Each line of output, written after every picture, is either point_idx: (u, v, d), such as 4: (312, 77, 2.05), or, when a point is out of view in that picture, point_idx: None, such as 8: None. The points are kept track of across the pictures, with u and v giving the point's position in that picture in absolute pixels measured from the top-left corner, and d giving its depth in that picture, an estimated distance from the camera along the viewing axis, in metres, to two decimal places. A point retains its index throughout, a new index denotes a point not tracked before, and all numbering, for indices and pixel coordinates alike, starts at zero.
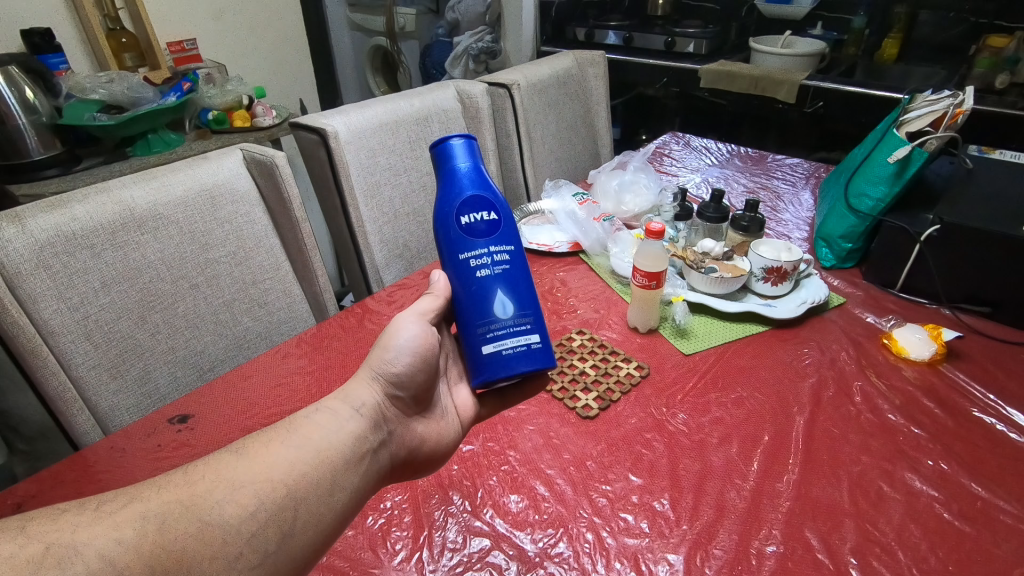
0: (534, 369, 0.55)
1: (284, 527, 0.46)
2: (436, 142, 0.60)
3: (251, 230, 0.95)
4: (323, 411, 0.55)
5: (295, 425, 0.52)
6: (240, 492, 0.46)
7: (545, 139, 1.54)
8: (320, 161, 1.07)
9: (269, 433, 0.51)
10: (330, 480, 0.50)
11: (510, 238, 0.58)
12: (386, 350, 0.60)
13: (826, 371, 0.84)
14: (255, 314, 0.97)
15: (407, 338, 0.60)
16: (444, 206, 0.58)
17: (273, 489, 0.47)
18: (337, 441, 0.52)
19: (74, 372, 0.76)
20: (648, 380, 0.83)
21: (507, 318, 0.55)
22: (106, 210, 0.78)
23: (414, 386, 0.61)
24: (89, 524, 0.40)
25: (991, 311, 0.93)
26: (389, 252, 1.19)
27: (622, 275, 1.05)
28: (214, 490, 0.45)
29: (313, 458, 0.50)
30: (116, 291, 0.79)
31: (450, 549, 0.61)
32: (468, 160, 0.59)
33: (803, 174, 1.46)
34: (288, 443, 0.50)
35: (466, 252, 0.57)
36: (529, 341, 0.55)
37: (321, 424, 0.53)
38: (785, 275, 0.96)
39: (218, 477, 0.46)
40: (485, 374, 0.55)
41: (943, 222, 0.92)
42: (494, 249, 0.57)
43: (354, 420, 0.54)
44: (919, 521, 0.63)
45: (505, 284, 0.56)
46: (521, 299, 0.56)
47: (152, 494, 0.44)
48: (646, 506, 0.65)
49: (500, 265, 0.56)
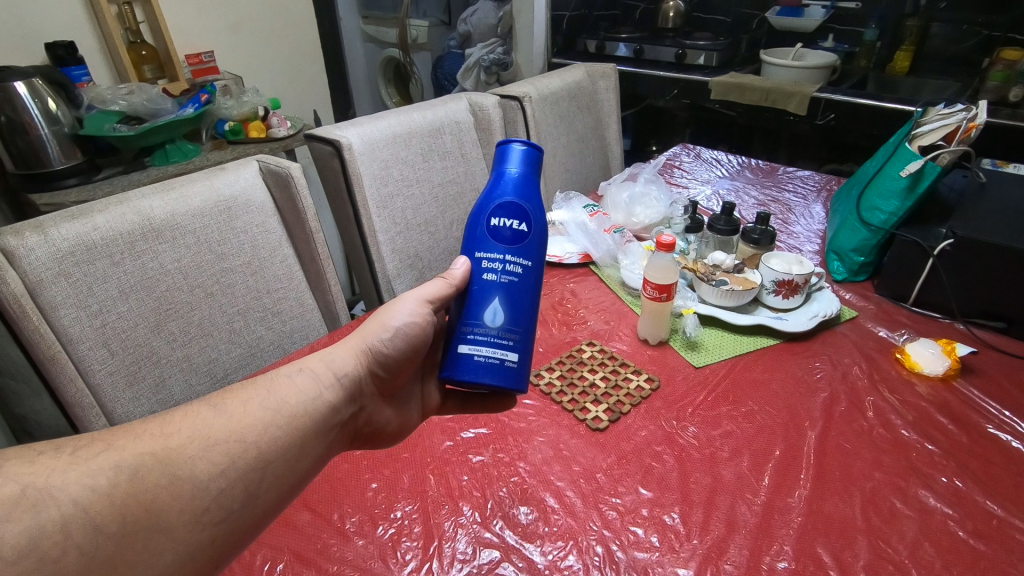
0: (498, 387, 0.55)
1: (250, 487, 0.48)
2: (500, 142, 0.62)
3: (265, 239, 0.96)
4: (305, 373, 0.56)
5: (274, 385, 0.53)
6: (213, 449, 0.47)
7: (556, 150, 1.55)
8: (334, 171, 1.08)
9: (248, 389, 0.52)
10: (299, 447, 0.52)
11: (533, 255, 0.58)
12: (382, 327, 0.62)
13: (838, 386, 0.84)
14: (269, 323, 0.98)
15: (401, 322, 0.62)
16: (482, 201, 0.59)
17: (245, 450, 0.48)
18: (313, 409, 0.54)
19: (91, 380, 0.78)
20: (659, 393, 0.83)
21: (494, 329, 0.55)
22: (125, 220, 0.80)
23: (395, 364, 0.63)
24: (65, 467, 0.40)
25: (1005, 327, 0.92)
26: (401, 262, 1.19)
27: (633, 286, 1.06)
28: (189, 445, 0.46)
29: (285, 421, 0.51)
30: (133, 299, 0.81)
31: (460, 560, 0.61)
32: (522, 167, 0.60)
33: (814, 186, 1.46)
34: (265, 402, 0.52)
35: (482, 252, 0.57)
36: (505, 360, 0.55)
37: (300, 387, 0.55)
38: (796, 288, 0.96)
39: (195, 431, 0.47)
40: (452, 374, 0.55)
41: (956, 236, 0.91)
42: (511, 260, 0.57)
43: (331, 390, 0.56)
44: (934, 539, 0.62)
45: (507, 296, 0.56)
46: (514, 315, 0.56)
47: (127, 443, 0.44)
48: (657, 520, 0.65)
49: (509, 276, 0.57)
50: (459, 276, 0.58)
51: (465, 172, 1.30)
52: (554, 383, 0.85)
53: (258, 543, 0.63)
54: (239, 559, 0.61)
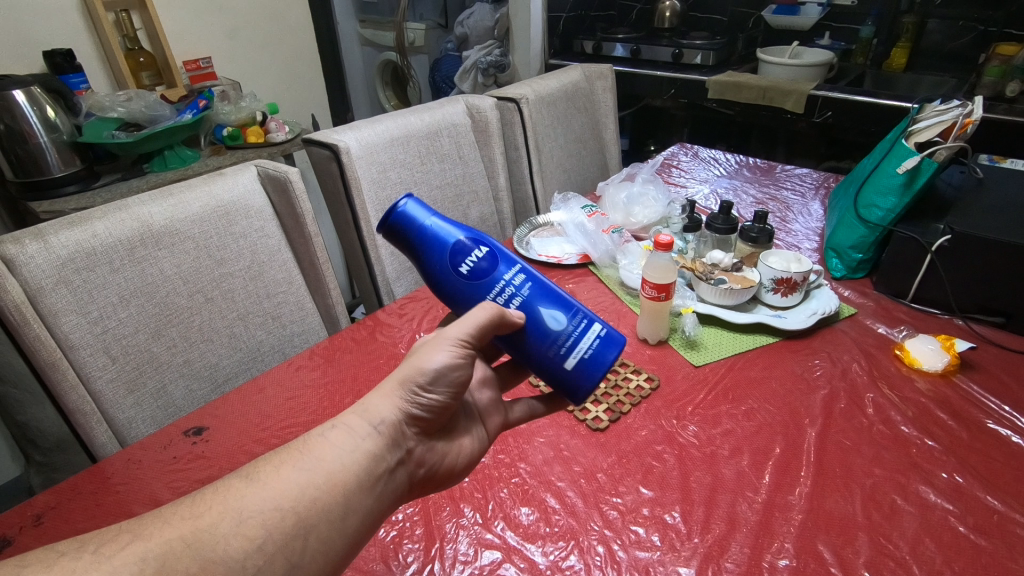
0: (617, 351, 0.57)
1: (293, 558, 0.45)
2: (384, 217, 0.58)
3: (264, 244, 0.96)
4: (340, 429, 0.52)
5: (308, 447, 0.50)
6: (247, 523, 0.45)
7: (554, 151, 1.55)
8: (332, 176, 1.09)
9: (283, 454, 0.50)
10: (342, 507, 0.48)
11: (512, 257, 0.58)
12: (419, 371, 0.53)
13: (837, 383, 0.84)
14: (270, 327, 0.98)
15: (440, 363, 0.53)
16: (436, 268, 0.57)
17: (282, 518, 0.45)
18: (351, 465, 0.50)
19: (92, 386, 0.78)
20: (659, 393, 0.83)
21: (567, 325, 0.56)
22: (125, 227, 0.80)
23: (443, 407, 0.55)
24: (87, 566, 0.40)
25: (1004, 322, 0.92)
26: (401, 265, 1.20)
27: (631, 286, 1.06)
28: (221, 523, 0.44)
29: (322, 482, 0.48)
30: (133, 306, 0.81)
31: (461, 562, 0.61)
32: (428, 215, 0.58)
33: (812, 184, 1.47)
34: (299, 465, 0.49)
35: (491, 293, 0.57)
36: (597, 332, 0.57)
37: (335, 444, 0.50)
38: (794, 285, 0.96)
39: (226, 508, 0.45)
40: (583, 386, 0.57)
41: (954, 232, 0.91)
42: (508, 272, 0.57)
43: (370, 440, 0.51)
44: (934, 535, 0.62)
45: (541, 298, 0.56)
46: (562, 303, 0.57)
47: (154, 531, 0.43)
48: (658, 519, 0.65)
49: (523, 283, 0.57)
50: (513, 319, 0.55)
51: (464, 174, 1.30)
52: None
53: None
54: None
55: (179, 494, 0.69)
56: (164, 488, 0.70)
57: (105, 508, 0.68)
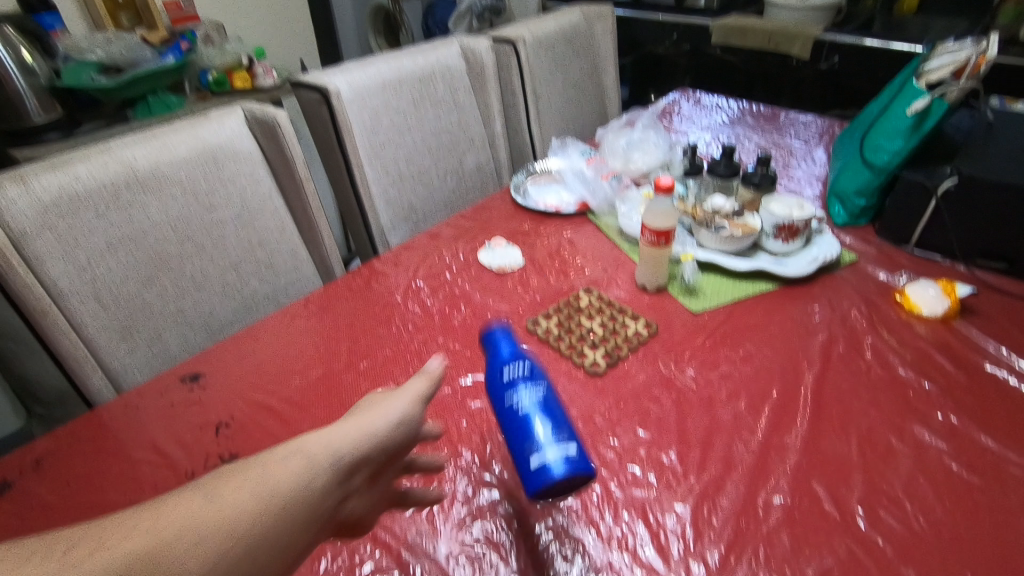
0: (579, 474, 0.53)
1: None
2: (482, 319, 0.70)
3: (255, 190, 0.93)
4: (297, 450, 0.42)
5: (260, 466, 0.40)
6: (189, 560, 0.34)
7: (551, 97, 1.50)
8: (323, 121, 1.05)
9: (226, 472, 0.39)
10: (287, 551, 0.38)
11: (540, 380, 0.61)
12: (379, 418, 0.47)
13: (836, 328, 0.84)
14: (263, 277, 0.96)
15: (395, 416, 0.48)
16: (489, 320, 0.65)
17: (231, 559, 0.35)
18: (310, 502, 0.40)
19: (85, 333, 0.77)
20: (656, 338, 0.83)
21: (547, 434, 0.55)
22: (108, 170, 0.78)
23: (393, 453, 0.48)
24: None
25: (1008, 267, 0.91)
26: (395, 214, 1.17)
27: (630, 233, 1.04)
28: (163, 553, 0.33)
29: (278, 516, 0.38)
30: (122, 252, 0.79)
31: (460, 501, 0.62)
32: (509, 339, 0.66)
33: (817, 131, 1.43)
34: (252, 489, 0.38)
35: (510, 393, 0.59)
36: (569, 449, 0.54)
37: (294, 467, 0.41)
38: (796, 231, 0.94)
39: (163, 537, 0.34)
40: (535, 480, 0.53)
41: (962, 174, 0.89)
42: (528, 390, 0.59)
43: (327, 475, 0.42)
44: (928, 473, 0.63)
45: (543, 413, 0.57)
46: (560, 425, 0.56)
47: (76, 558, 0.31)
48: (654, 460, 0.66)
49: (533, 399, 0.58)
50: (438, 370, 0.52)
51: (459, 120, 1.26)
52: (552, 330, 0.84)
53: None
54: None
55: (178, 439, 0.69)
56: (162, 433, 0.70)
57: (103, 453, 0.68)
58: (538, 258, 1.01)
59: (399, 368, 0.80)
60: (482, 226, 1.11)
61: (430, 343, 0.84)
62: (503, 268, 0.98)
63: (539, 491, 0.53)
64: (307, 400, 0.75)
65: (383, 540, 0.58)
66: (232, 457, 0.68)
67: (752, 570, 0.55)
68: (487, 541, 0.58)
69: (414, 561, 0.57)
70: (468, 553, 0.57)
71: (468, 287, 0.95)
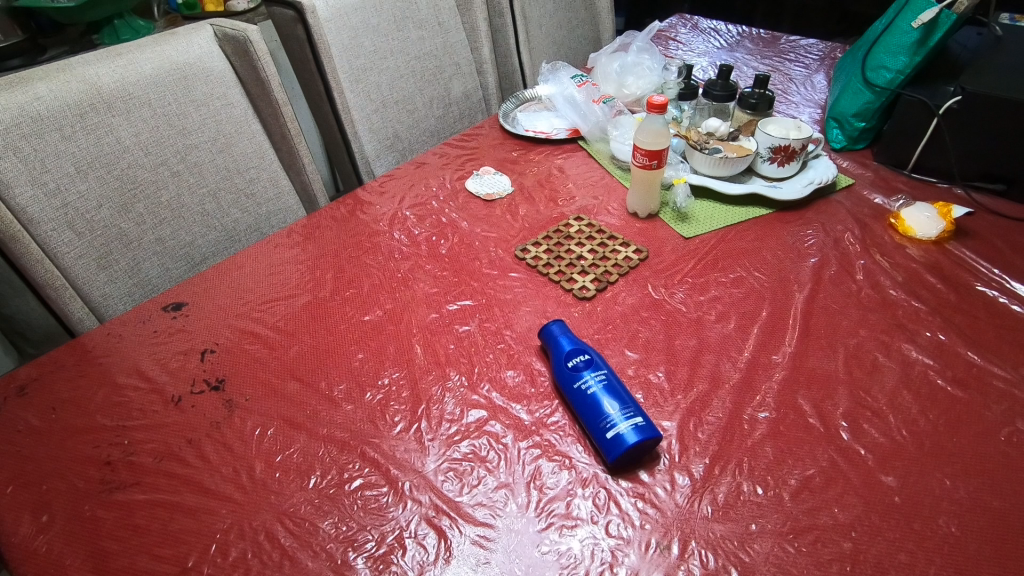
0: (651, 438, 0.55)
1: None
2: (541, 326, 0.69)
3: (230, 113, 0.92)
4: None
5: None
6: None
7: (541, 20, 1.43)
8: (298, 40, 0.99)
9: None
10: None
11: (600, 364, 0.62)
12: None
13: (829, 251, 0.82)
14: (244, 206, 0.96)
15: None
16: (556, 341, 0.65)
17: None
18: None
19: (61, 262, 0.76)
20: (647, 263, 0.82)
21: (616, 409, 0.57)
22: (71, 89, 0.74)
23: None
24: None
25: (1004, 189, 0.89)
26: (379, 143, 1.14)
27: (622, 159, 1.01)
28: None
29: None
30: (94, 177, 0.77)
31: (449, 420, 0.62)
32: (568, 333, 0.66)
33: (818, 55, 1.37)
34: None
35: (575, 384, 0.61)
36: (638, 418, 0.57)
37: None
38: (792, 154, 0.91)
39: None
40: (617, 447, 0.55)
41: (966, 92, 0.85)
42: (591, 373, 0.61)
43: None
44: (912, 387, 0.63)
45: (608, 390, 0.59)
46: (622, 398, 0.58)
47: None
48: (642, 378, 0.66)
49: (597, 379, 0.60)
50: None
51: (444, 43, 1.21)
52: (541, 257, 0.83)
53: (249, 410, 0.64)
54: (231, 427, 0.62)
55: (166, 365, 0.69)
56: (147, 359, 0.69)
57: (89, 379, 0.67)
58: (528, 186, 0.99)
59: (385, 294, 0.78)
60: (470, 154, 1.07)
61: (418, 270, 0.82)
62: (491, 195, 0.96)
63: (618, 457, 0.55)
64: (293, 326, 0.74)
65: (373, 457, 0.59)
66: (219, 380, 0.67)
67: (736, 480, 0.56)
68: (474, 456, 0.59)
69: (403, 476, 0.57)
70: (456, 467, 0.58)
71: (456, 216, 0.93)
